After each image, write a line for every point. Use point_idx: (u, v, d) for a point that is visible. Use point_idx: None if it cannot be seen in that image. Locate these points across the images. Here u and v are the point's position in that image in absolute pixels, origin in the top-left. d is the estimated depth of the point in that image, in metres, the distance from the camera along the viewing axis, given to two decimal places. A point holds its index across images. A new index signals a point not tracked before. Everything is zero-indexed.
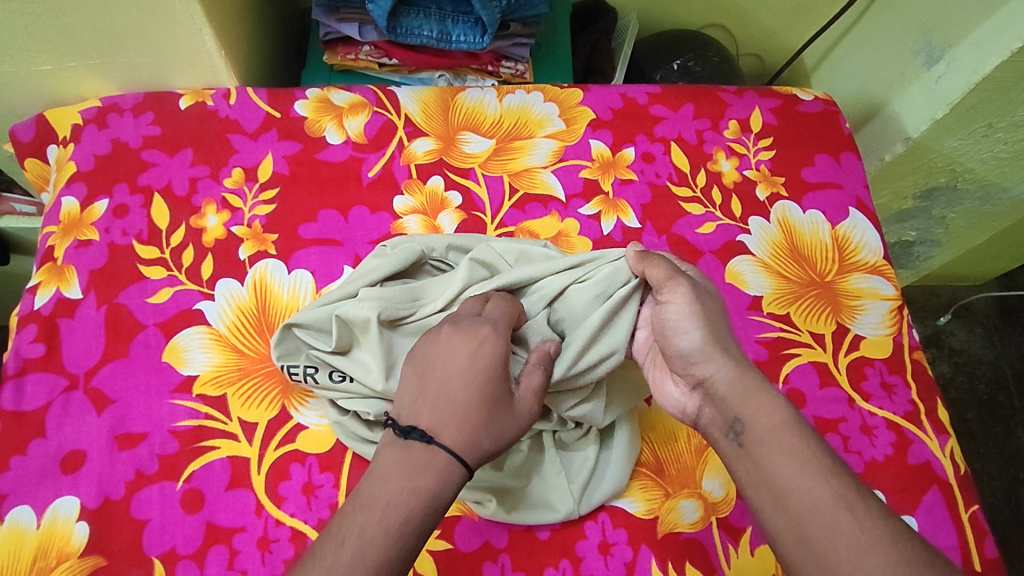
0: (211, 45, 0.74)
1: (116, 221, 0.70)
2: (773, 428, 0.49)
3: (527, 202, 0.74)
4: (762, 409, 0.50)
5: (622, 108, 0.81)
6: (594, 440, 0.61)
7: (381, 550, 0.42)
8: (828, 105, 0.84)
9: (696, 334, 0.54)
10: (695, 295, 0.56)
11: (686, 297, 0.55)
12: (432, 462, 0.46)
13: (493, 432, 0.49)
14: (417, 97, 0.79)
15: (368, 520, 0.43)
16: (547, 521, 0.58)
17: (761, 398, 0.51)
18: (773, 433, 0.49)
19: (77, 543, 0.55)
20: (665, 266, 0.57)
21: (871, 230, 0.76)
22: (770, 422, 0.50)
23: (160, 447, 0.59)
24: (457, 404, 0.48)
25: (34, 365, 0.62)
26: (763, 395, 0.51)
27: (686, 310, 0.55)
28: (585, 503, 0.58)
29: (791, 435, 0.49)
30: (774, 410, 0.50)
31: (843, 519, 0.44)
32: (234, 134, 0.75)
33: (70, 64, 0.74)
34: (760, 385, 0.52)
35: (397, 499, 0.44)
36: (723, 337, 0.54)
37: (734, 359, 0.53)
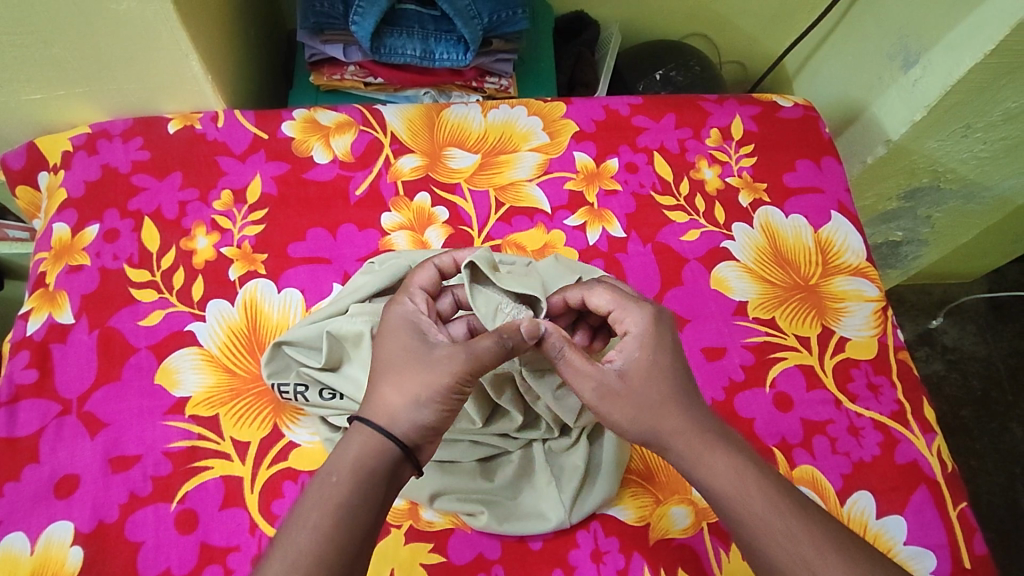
0: (198, 70, 0.75)
1: (107, 245, 0.70)
2: (731, 490, 0.47)
3: (513, 215, 0.75)
4: (719, 472, 0.47)
5: (605, 119, 0.82)
6: (584, 450, 0.60)
7: (318, 545, 0.42)
8: (808, 111, 0.86)
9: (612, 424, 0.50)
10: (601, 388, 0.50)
11: (597, 395, 0.50)
12: (355, 442, 0.47)
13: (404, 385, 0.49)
14: (403, 115, 0.81)
15: (301, 537, 0.42)
16: (538, 530, 0.58)
17: (708, 460, 0.48)
18: (733, 493, 0.46)
19: (72, 567, 0.55)
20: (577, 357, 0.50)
21: (854, 233, 0.77)
22: (729, 484, 0.47)
23: (153, 468, 0.60)
24: (383, 379, 0.49)
25: (28, 392, 0.63)
26: (717, 450, 0.48)
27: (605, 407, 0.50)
28: (575, 513, 0.58)
29: (751, 493, 0.46)
30: (733, 462, 0.47)
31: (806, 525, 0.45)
32: (223, 156, 0.76)
33: (60, 93, 0.75)
34: (715, 439, 0.48)
35: (329, 496, 0.44)
36: (660, 411, 0.49)
37: (678, 433, 0.48)
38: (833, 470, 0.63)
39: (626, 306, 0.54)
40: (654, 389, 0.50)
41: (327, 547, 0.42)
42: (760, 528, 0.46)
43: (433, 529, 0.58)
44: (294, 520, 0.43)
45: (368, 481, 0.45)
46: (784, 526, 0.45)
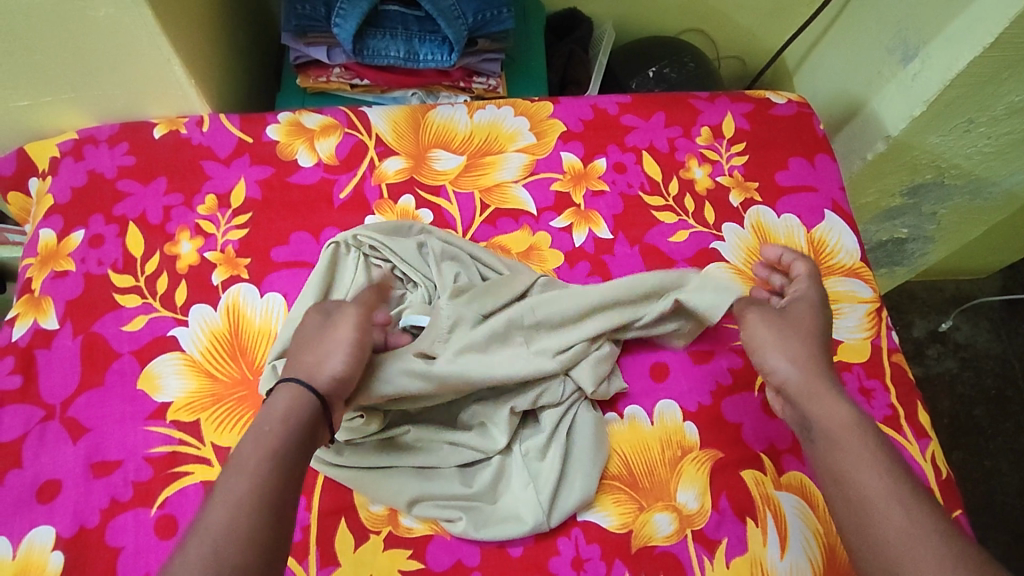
0: (181, 74, 0.75)
1: (92, 251, 0.71)
2: (835, 425, 0.52)
3: (498, 217, 0.74)
4: (831, 414, 0.53)
5: (593, 119, 0.81)
6: (559, 460, 0.59)
7: (248, 495, 0.44)
8: (802, 107, 0.84)
9: (770, 353, 0.58)
10: (766, 316, 0.60)
11: (760, 318, 0.60)
12: (276, 408, 0.49)
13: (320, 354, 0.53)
14: (388, 117, 0.80)
15: (236, 487, 0.44)
16: (516, 535, 0.57)
17: (825, 400, 0.54)
18: (839, 430, 0.52)
19: (53, 571, 0.56)
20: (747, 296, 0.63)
21: (848, 232, 0.75)
22: (839, 422, 0.52)
23: (134, 473, 0.60)
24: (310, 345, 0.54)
25: (12, 397, 0.63)
26: (833, 396, 0.54)
27: (758, 325, 0.60)
28: (554, 515, 0.58)
29: (857, 434, 0.51)
30: (850, 415, 0.52)
31: (900, 488, 0.48)
32: (207, 161, 0.76)
33: (46, 99, 0.75)
34: (838, 393, 0.54)
35: (260, 451, 0.46)
36: (801, 352, 0.57)
37: (810, 364, 0.56)
38: None
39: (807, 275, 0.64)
40: (793, 334, 0.58)
41: (259, 495, 0.44)
42: (855, 457, 0.50)
43: (413, 535, 0.58)
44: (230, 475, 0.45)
45: (299, 431, 0.48)
46: (878, 477, 0.48)
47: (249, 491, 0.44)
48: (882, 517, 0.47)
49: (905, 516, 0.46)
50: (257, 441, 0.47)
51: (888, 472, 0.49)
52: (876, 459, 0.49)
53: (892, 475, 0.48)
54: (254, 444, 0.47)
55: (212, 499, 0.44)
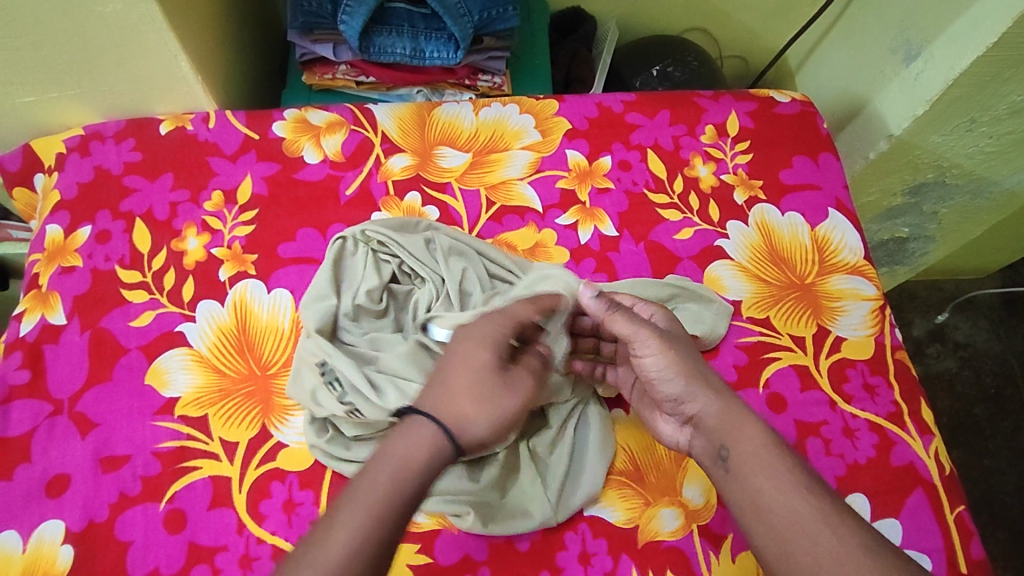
0: (188, 71, 0.75)
1: (99, 246, 0.71)
2: (752, 451, 0.51)
3: (504, 214, 0.75)
4: (746, 438, 0.52)
5: (598, 117, 0.81)
6: (568, 455, 0.61)
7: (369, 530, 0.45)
8: (806, 106, 0.84)
9: (677, 381, 0.56)
10: (660, 341, 0.57)
11: (655, 348, 0.57)
12: (421, 436, 0.50)
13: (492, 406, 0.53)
14: (394, 114, 0.80)
15: (356, 517, 0.45)
16: (524, 529, 0.57)
17: (737, 424, 0.53)
18: (757, 455, 0.51)
19: (62, 566, 0.56)
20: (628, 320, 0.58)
21: (851, 230, 0.76)
22: (752, 446, 0.52)
23: (142, 468, 0.60)
24: (448, 383, 0.53)
25: (20, 392, 0.63)
26: (745, 419, 0.53)
27: (660, 356, 0.57)
28: (562, 510, 0.58)
29: (773, 459, 0.51)
30: (761, 434, 0.52)
31: (823, 509, 0.48)
32: (214, 157, 0.76)
33: (52, 95, 0.75)
34: (747, 415, 0.54)
35: (390, 486, 0.47)
36: (706, 379, 0.55)
37: (712, 389, 0.55)
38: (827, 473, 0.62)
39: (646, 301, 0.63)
40: (689, 360, 0.56)
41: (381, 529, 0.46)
42: (776, 486, 0.49)
43: (421, 530, 0.58)
44: (354, 501, 0.46)
45: (424, 475, 0.49)
46: (803, 500, 0.48)
47: (371, 522, 0.45)
48: (813, 538, 0.47)
49: (833, 535, 0.46)
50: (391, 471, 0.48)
51: (810, 488, 0.49)
52: (794, 479, 0.49)
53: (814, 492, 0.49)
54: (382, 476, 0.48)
55: (333, 522, 0.45)
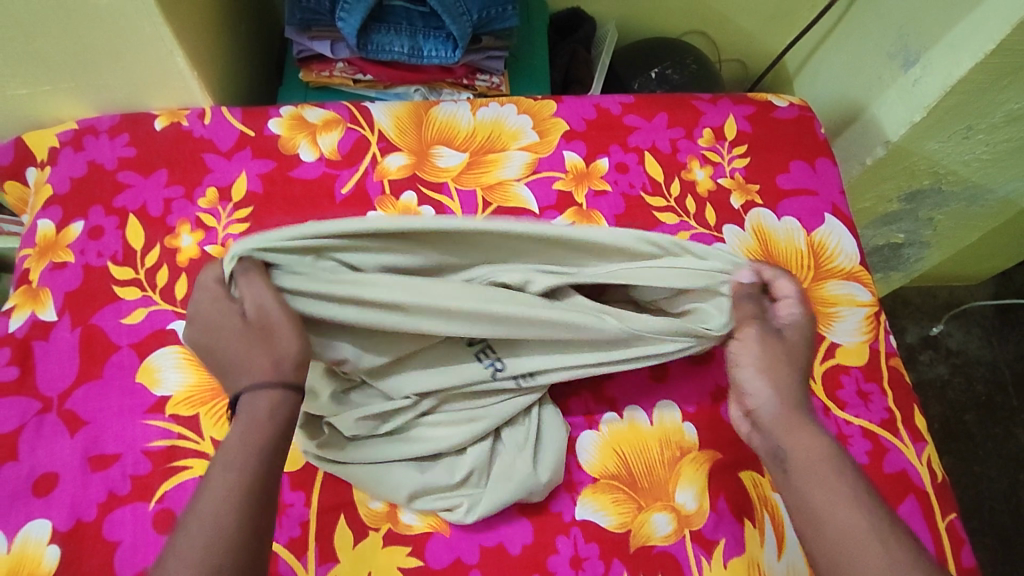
0: (184, 66, 0.74)
1: (91, 242, 0.70)
2: (811, 453, 0.52)
3: (500, 215, 0.74)
4: (803, 444, 0.52)
5: (595, 118, 0.81)
6: (531, 457, 0.59)
7: (224, 519, 0.44)
8: (804, 111, 0.84)
9: (756, 374, 0.57)
10: (764, 334, 0.58)
11: (756, 336, 0.58)
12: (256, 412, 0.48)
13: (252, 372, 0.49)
14: (391, 112, 0.80)
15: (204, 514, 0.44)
16: (512, 497, 0.57)
17: (802, 430, 0.53)
18: (815, 462, 0.51)
19: (49, 565, 0.55)
20: (745, 308, 0.60)
21: (847, 236, 0.76)
22: (815, 452, 0.52)
23: (132, 467, 0.60)
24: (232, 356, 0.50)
25: (9, 388, 0.63)
26: (810, 426, 0.53)
27: (752, 346, 0.58)
28: (543, 471, 0.59)
29: (831, 466, 0.51)
30: (825, 444, 0.52)
31: (873, 530, 0.47)
32: (209, 154, 0.76)
33: (46, 88, 0.75)
34: (814, 425, 0.54)
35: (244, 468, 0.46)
36: (788, 380, 0.56)
37: (786, 393, 0.55)
38: None
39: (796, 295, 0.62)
40: (782, 360, 0.57)
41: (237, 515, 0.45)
42: (826, 487, 0.50)
43: (412, 532, 0.58)
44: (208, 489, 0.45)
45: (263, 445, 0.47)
46: (847, 512, 0.48)
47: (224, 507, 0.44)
48: (861, 550, 0.47)
49: (881, 548, 0.46)
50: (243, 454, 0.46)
51: (861, 497, 0.49)
52: (849, 491, 0.49)
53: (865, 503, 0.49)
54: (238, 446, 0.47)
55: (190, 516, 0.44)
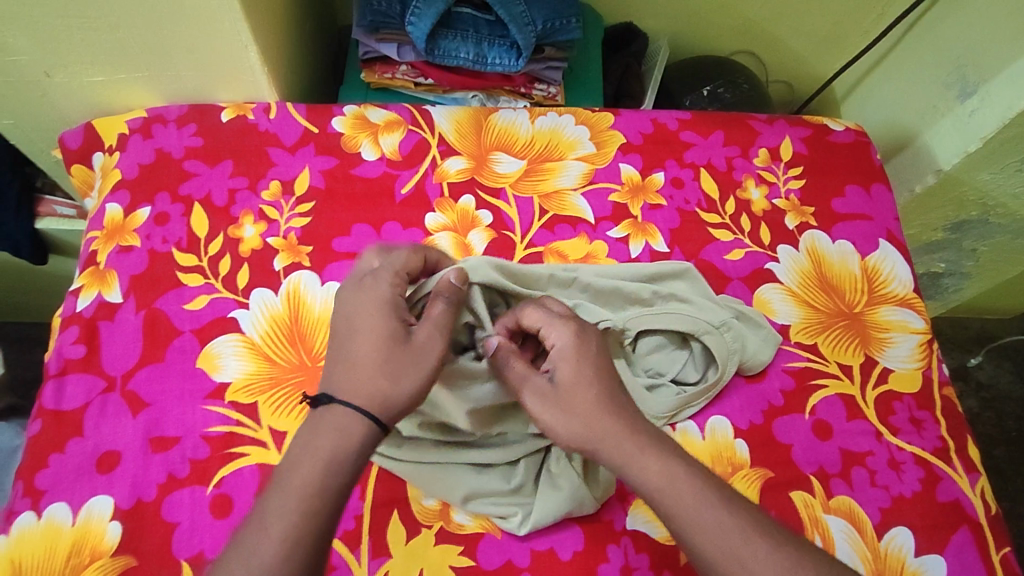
0: (256, 61, 0.76)
1: (157, 228, 0.72)
2: (660, 489, 0.48)
3: (557, 223, 0.75)
4: (652, 471, 0.48)
5: (653, 132, 0.82)
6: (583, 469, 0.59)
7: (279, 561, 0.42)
8: (859, 136, 0.85)
9: (563, 428, 0.51)
10: (539, 398, 0.52)
11: (537, 405, 0.52)
12: (335, 425, 0.47)
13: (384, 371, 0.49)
14: (451, 117, 0.81)
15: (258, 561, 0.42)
16: (569, 513, 0.58)
17: (641, 459, 0.49)
18: (671, 489, 0.48)
19: (110, 542, 0.56)
20: (562, 334, 0.54)
21: (901, 262, 0.76)
22: (658, 480, 0.48)
23: (192, 451, 0.61)
24: (349, 346, 0.50)
25: (75, 366, 0.64)
26: (644, 449, 0.49)
27: (545, 415, 0.51)
28: (599, 490, 0.59)
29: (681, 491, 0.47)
30: (662, 461, 0.49)
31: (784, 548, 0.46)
32: (274, 148, 0.77)
33: (120, 76, 0.77)
34: (646, 440, 0.50)
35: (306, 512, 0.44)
36: (590, 413, 0.50)
37: (607, 435, 0.50)
38: (871, 503, 0.62)
39: (552, 322, 0.55)
40: (583, 387, 0.51)
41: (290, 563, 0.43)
42: (690, 524, 0.47)
43: (464, 532, 0.58)
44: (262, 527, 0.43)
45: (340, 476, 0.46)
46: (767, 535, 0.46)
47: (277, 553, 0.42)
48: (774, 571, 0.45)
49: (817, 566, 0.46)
50: (288, 495, 0.44)
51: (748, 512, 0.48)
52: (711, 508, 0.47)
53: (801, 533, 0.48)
54: (294, 484, 0.45)
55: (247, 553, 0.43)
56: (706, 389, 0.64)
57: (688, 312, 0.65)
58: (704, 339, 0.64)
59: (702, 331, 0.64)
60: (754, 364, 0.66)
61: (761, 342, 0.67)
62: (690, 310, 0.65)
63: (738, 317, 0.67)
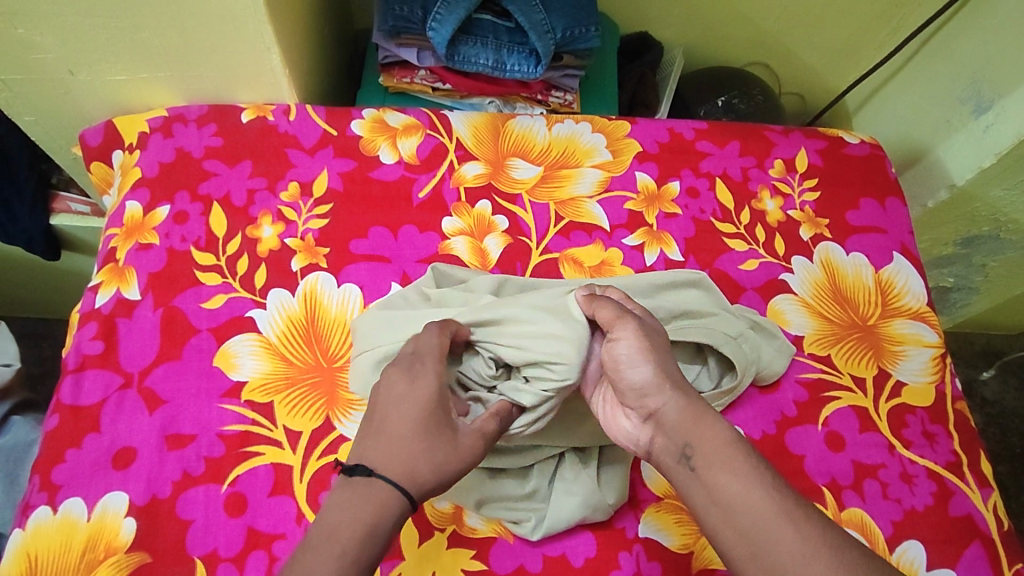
0: (277, 63, 0.77)
1: (176, 226, 0.72)
2: (714, 452, 0.48)
3: (572, 229, 0.75)
4: (709, 434, 0.49)
5: (668, 142, 0.82)
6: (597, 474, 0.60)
7: None
8: (874, 149, 0.85)
9: (646, 369, 0.52)
10: (641, 331, 0.54)
11: (634, 333, 0.54)
12: (374, 495, 0.47)
13: (431, 458, 0.49)
14: (469, 122, 0.82)
15: None
16: (582, 519, 0.58)
17: (702, 421, 0.50)
18: (725, 453, 0.48)
19: (125, 538, 0.57)
20: (611, 307, 0.56)
21: (915, 276, 0.76)
22: (719, 442, 0.48)
23: (207, 449, 0.61)
24: (386, 427, 0.50)
25: (93, 362, 0.64)
26: (707, 418, 0.50)
27: (640, 343, 0.53)
28: (613, 496, 0.59)
29: (737, 454, 0.47)
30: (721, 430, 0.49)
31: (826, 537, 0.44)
32: (293, 149, 0.78)
33: (142, 75, 0.77)
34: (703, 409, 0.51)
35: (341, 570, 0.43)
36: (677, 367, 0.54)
37: (681, 384, 0.52)
38: (883, 516, 0.62)
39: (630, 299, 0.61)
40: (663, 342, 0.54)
41: None
42: (740, 492, 0.46)
43: (477, 536, 0.58)
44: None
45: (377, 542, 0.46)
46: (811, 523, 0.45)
47: None
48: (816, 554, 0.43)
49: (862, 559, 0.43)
50: (335, 535, 0.45)
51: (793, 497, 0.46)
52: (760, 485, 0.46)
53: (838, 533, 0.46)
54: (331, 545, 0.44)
55: None
56: (721, 396, 0.64)
57: (706, 324, 0.64)
58: (723, 350, 0.63)
59: (720, 342, 0.63)
60: (767, 374, 0.66)
61: (774, 351, 0.67)
62: (707, 322, 0.65)
63: (752, 326, 0.68)
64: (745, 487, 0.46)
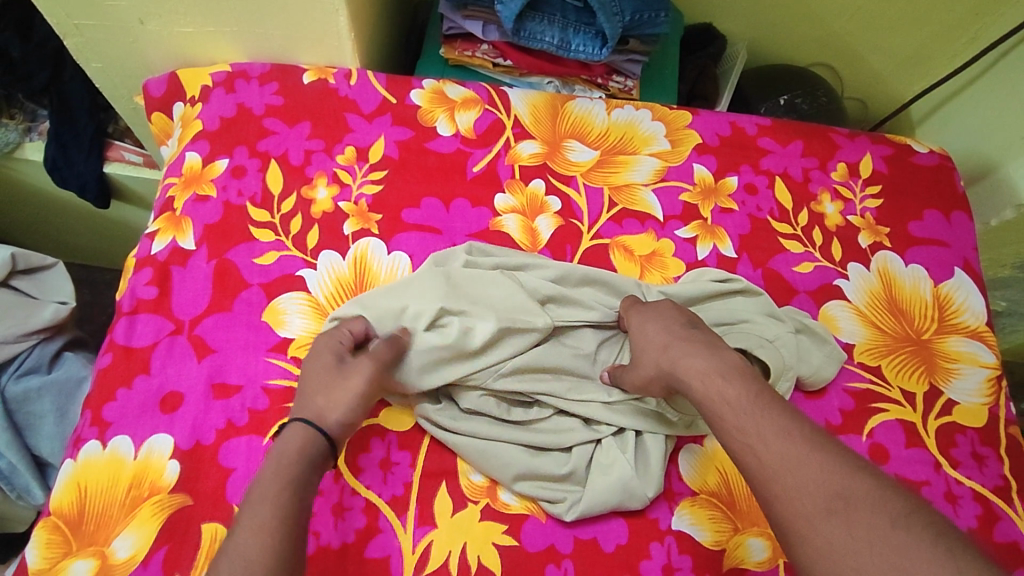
0: (344, 27, 0.77)
1: (233, 180, 0.73)
2: (706, 396, 0.49)
3: (624, 217, 0.74)
4: (696, 373, 0.51)
5: (729, 136, 0.80)
6: (633, 460, 0.60)
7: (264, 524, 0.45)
8: (943, 160, 0.82)
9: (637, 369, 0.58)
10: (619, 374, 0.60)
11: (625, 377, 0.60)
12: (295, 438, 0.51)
13: (326, 394, 0.54)
14: (528, 100, 0.81)
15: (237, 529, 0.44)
16: (616, 504, 0.58)
17: (692, 368, 0.52)
18: (712, 395, 0.49)
19: (168, 480, 0.58)
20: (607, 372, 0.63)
21: (975, 293, 0.74)
22: (707, 385, 0.50)
23: (251, 401, 0.62)
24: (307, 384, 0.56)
25: (147, 306, 0.66)
26: (700, 361, 0.52)
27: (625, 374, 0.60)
28: (649, 485, 0.59)
29: (722, 391, 0.49)
30: (706, 366, 0.51)
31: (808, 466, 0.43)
32: (351, 114, 0.78)
33: (209, 29, 0.78)
34: (699, 353, 0.53)
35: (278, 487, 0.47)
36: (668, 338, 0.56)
37: (670, 349, 0.55)
38: None
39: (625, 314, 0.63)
40: (650, 327, 0.58)
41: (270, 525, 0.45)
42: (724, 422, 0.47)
43: (510, 511, 0.59)
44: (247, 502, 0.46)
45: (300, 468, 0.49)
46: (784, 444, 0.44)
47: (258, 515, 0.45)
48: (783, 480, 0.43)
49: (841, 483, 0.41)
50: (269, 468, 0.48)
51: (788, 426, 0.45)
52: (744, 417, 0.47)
53: (827, 457, 0.43)
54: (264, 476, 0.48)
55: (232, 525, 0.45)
56: None
57: (743, 328, 0.64)
58: (757, 353, 0.62)
59: (754, 345, 0.62)
60: (815, 380, 0.65)
61: (820, 360, 0.65)
62: (744, 327, 0.64)
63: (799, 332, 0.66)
64: (745, 417, 0.47)
